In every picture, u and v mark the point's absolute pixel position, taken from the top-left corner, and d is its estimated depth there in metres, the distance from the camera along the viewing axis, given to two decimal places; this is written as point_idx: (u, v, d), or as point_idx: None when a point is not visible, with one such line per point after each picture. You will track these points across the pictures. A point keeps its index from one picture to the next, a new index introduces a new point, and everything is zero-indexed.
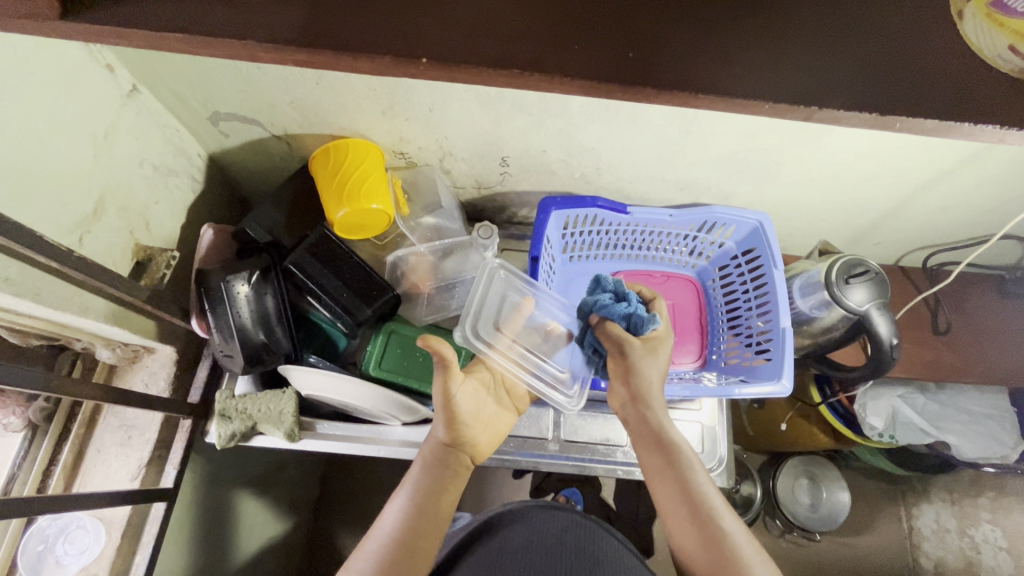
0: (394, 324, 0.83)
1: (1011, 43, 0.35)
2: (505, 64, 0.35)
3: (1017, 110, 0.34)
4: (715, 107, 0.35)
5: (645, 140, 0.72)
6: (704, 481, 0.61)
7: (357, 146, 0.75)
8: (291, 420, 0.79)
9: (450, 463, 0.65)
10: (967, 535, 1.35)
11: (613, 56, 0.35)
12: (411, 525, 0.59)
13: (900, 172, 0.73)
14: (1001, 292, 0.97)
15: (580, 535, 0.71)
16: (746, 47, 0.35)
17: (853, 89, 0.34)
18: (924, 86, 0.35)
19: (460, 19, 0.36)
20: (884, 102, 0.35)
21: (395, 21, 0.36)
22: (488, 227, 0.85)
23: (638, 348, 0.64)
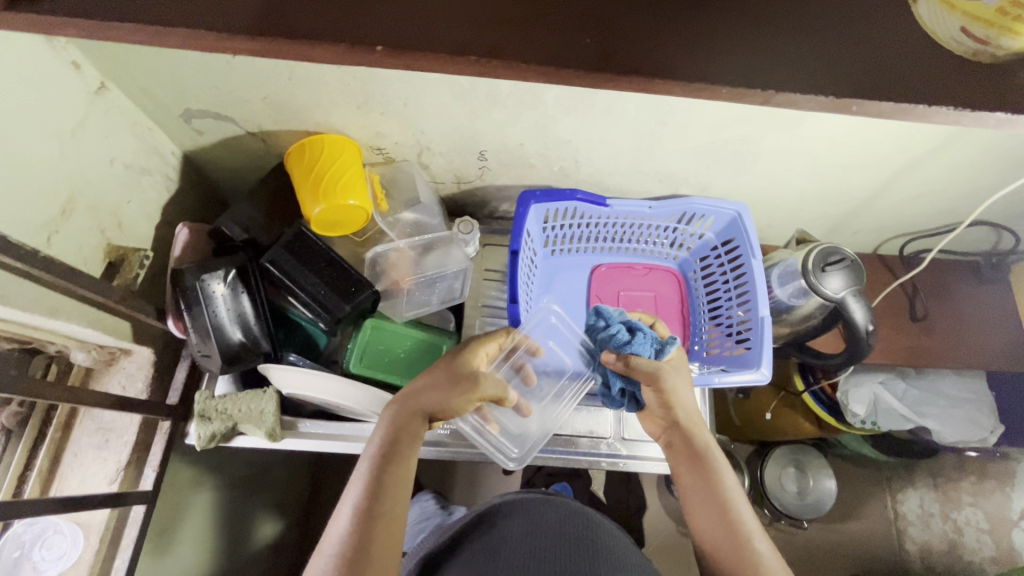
0: (376, 320, 0.80)
1: (963, 26, 0.34)
2: (464, 53, 0.35)
3: (976, 90, 0.34)
4: (673, 90, 0.35)
5: (622, 131, 0.73)
6: (738, 499, 0.65)
7: (332, 142, 0.75)
8: (272, 420, 0.80)
9: (417, 434, 0.62)
10: (951, 518, 1.38)
11: (571, 48, 0.35)
12: (383, 505, 0.56)
13: (874, 160, 0.74)
14: (977, 278, 0.99)
15: (579, 522, 0.72)
16: (701, 35, 0.36)
17: (810, 77, 0.35)
18: (886, 72, 0.35)
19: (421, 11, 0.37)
20: (841, 86, 0.35)
21: (353, 16, 0.36)
22: (469, 222, 0.88)
23: (671, 375, 0.69)
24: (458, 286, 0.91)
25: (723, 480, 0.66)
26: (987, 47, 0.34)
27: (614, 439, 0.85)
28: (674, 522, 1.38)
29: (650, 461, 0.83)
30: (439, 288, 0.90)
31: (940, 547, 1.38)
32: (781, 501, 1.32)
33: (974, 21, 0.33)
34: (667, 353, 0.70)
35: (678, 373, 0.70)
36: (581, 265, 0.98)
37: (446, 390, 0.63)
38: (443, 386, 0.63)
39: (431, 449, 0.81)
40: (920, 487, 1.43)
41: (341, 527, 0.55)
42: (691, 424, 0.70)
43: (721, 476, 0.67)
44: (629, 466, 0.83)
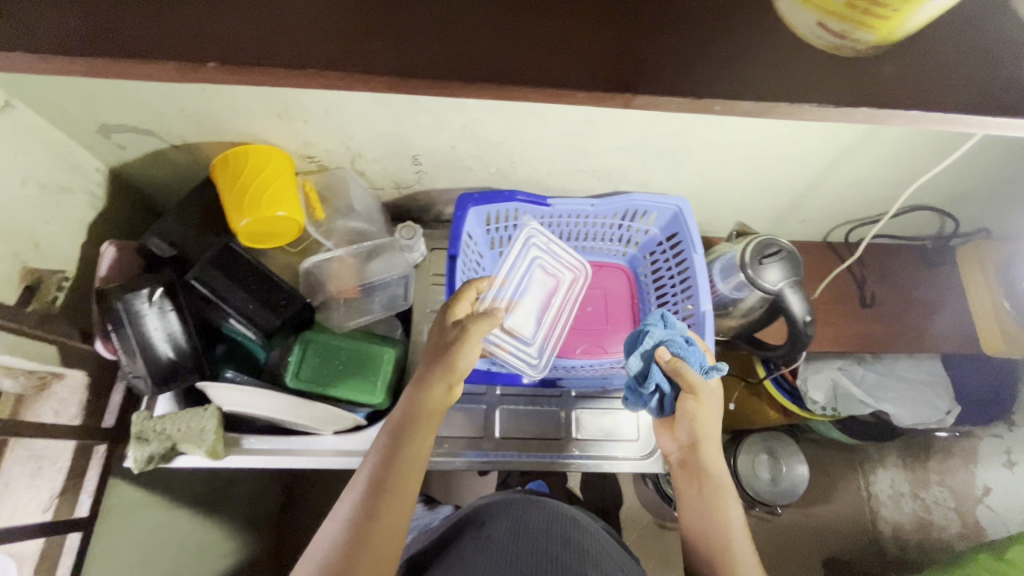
0: (312, 333, 0.79)
1: (817, 21, 0.37)
2: (357, 71, 0.39)
3: (811, 91, 0.38)
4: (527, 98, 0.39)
5: (552, 131, 0.71)
6: (735, 521, 0.70)
7: (257, 152, 0.72)
8: (213, 438, 0.78)
9: (435, 413, 0.62)
10: (920, 497, 1.40)
11: (461, 61, 0.39)
12: (396, 484, 0.56)
13: (807, 150, 0.73)
14: (926, 261, 0.99)
15: (564, 521, 0.71)
16: (566, 51, 0.40)
17: (660, 82, 0.38)
18: (743, 74, 0.39)
19: (319, 40, 0.40)
20: (692, 88, 0.38)
21: (251, 43, 0.40)
22: (411, 227, 0.87)
23: (708, 394, 0.73)
24: (400, 291, 0.90)
25: (723, 502, 0.71)
26: (840, 42, 0.37)
27: (564, 439, 0.87)
28: (650, 514, 1.38)
29: (598, 460, 0.85)
30: (383, 296, 0.89)
31: (911, 526, 1.39)
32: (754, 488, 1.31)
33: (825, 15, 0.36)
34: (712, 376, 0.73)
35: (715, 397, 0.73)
36: None
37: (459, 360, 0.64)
38: (447, 353, 0.64)
39: None
40: (891, 467, 1.43)
41: (352, 501, 0.55)
42: (705, 445, 0.74)
43: (723, 498, 0.72)
44: (579, 465, 0.85)
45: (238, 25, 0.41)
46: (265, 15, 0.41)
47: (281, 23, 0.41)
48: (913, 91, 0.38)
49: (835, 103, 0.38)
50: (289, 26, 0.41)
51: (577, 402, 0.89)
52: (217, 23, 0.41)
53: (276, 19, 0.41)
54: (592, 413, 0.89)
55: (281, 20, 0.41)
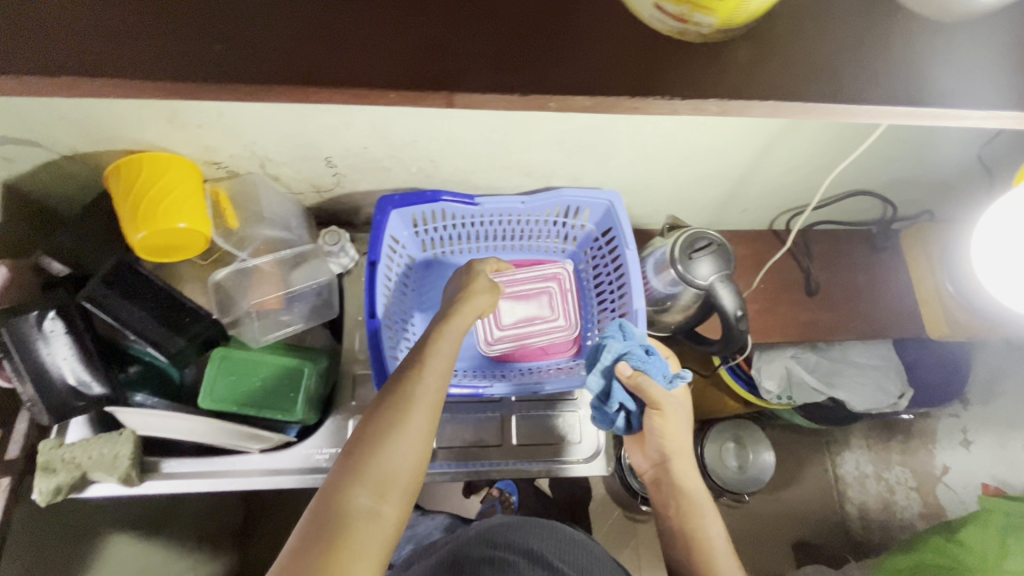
0: (227, 349, 0.75)
1: (656, 1, 0.36)
2: (205, 78, 0.38)
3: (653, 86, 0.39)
4: (396, 98, 0.39)
5: (465, 126, 0.67)
6: (710, 520, 0.76)
7: (152, 161, 0.68)
8: (127, 465, 0.73)
9: (462, 325, 0.68)
10: (883, 477, 1.37)
11: (313, 64, 0.39)
12: (420, 375, 0.61)
13: (734, 138, 0.70)
14: (871, 246, 0.97)
15: (567, 545, 0.76)
16: (416, 51, 0.39)
17: (490, 77, 0.39)
18: (592, 68, 0.40)
19: (160, 47, 0.39)
20: (541, 83, 0.39)
21: (93, 47, 0.39)
22: (336, 233, 0.82)
23: (672, 403, 0.73)
24: (324, 300, 0.85)
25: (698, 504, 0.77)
26: (683, 28, 0.38)
27: (503, 446, 0.85)
28: (618, 507, 1.36)
29: (537, 465, 0.85)
30: (306, 306, 0.84)
31: (876, 505, 1.37)
32: (721, 477, 1.30)
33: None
34: (678, 382, 0.73)
35: (679, 408, 0.75)
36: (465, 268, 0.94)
37: (472, 292, 0.74)
38: (446, 315, 0.70)
39: (311, 477, 0.79)
40: (856, 449, 1.40)
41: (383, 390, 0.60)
42: (677, 453, 0.78)
43: (697, 500, 0.77)
44: (518, 471, 0.85)
45: (75, 32, 0.39)
46: (108, 22, 0.39)
47: (125, 29, 0.39)
48: (761, 80, 0.39)
49: (681, 97, 0.39)
50: (132, 34, 0.39)
51: (516, 407, 0.87)
52: (54, 28, 0.38)
53: (119, 26, 0.39)
54: (530, 418, 0.87)
55: (126, 28, 0.39)
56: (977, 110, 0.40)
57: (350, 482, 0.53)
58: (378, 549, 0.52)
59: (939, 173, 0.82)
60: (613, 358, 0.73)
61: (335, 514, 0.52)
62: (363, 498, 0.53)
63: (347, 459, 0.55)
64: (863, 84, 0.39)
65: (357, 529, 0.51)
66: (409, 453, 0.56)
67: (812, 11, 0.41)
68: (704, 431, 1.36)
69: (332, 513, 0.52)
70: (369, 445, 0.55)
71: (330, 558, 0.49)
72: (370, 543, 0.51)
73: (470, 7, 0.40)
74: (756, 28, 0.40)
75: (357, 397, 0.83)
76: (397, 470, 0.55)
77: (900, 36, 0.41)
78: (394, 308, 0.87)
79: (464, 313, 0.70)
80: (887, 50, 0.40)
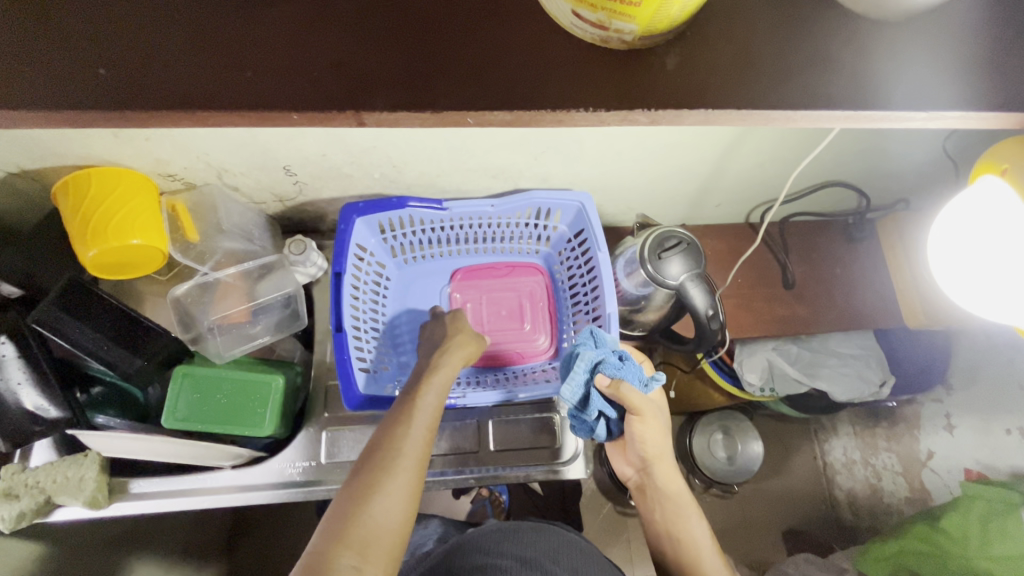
0: (187, 367, 0.73)
1: (573, 10, 0.38)
2: (153, 107, 0.40)
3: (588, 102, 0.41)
4: (294, 118, 0.41)
5: (425, 134, 0.65)
6: (692, 517, 0.77)
7: (100, 177, 0.65)
8: (93, 488, 0.71)
9: (450, 373, 0.70)
10: (870, 463, 1.33)
11: (255, 93, 0.41)
12: (406, 430, 0.61)
13: (701, 135, 0.68)
14: (847, 236, 0.96)
15: (570, 548, 0.76)
16: (355, 75, 0.41)
17: (400, 96, 0.41)
18: (520, 78, 0.41)
19: (109, 79, 0.41)
20: (464, 99, 0.41)
21: (37, 82, 0.40)
22: (301, 241, 0.80)
23: (648, 407, 0.72)
24: (290, 312, 0.83)
25: (680, 501, 0.77)
26: (605, 34, 0.39)
27: (481, 452, 0.84)
28: (608, 503, 1.35)
29: (515, 470, 0.84)
30: (273, 318, 0.83)
31: (864, 491, 1.34)
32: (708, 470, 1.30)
33: (578, 4, 0.37)
34: (654, 386, 0.72)
35: (656, 413, 0.74)
36: (437, 273, 0.93)
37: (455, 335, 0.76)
38: (434, 364, 0.70)
39: (285, 491, 0.78)
40: (844, 436, 1.39)
41: (367, 447, 0.61)
42: (658, 455, 0.77)
43: (680, 497, 0.77)
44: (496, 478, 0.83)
45: (26, 69, 0.40)
46: (54, 60, 0.40)
47: (69, 62, 0.40)
48: (687, 86, 0.42)
49: (606, 108, 0.41)
50: (75, 67, 0.40)
51: (493, 412, 0.86)
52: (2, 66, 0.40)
53: (65, 61, 0.40)
54: (508, 423, 0.86)
55: (71, 62, 0.41)
56: (921, 110, 0.41)
57: (338, 539, 0.53)
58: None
59: (914, 163, 0.81)
60: (588, 369, 0.70)
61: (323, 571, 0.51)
62: (352, 556, 0.52)
63: (332, 519, 0.55)
64: (788, 93, 0.41)
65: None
66: (398, 507, 0.56)
67: (733, 17, 0.43)
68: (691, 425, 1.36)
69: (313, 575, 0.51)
70: (354, 503, 0.55)
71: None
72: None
73: (401, 28, 0.42)
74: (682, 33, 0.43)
75: (330, 408, 0.82)
76: (385, 526, 0.55)
77: (820, 50, 0.42)
78: (364, 316, 0.85)
79: (450, 359, 0.72)
80: (814, 52, 0.42)
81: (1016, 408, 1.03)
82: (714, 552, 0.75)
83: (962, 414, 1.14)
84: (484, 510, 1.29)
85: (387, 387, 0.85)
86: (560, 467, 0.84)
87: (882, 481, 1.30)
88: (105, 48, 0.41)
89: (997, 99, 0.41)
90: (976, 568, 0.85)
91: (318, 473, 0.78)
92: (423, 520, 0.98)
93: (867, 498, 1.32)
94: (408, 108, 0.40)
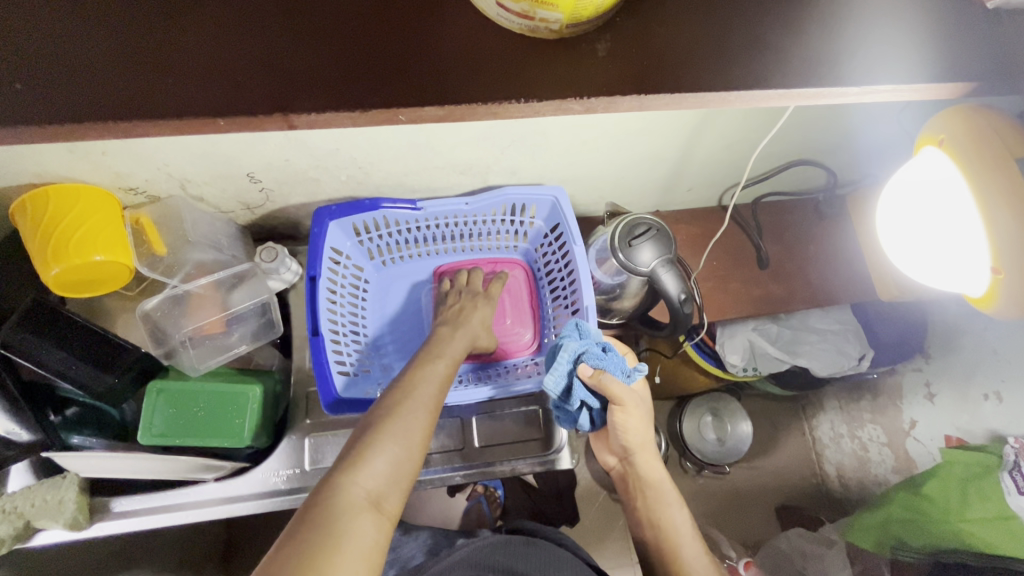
0: (162, 382, 0.72)
1: (498, 2, 0.37)
2: (92, 111, 0.39)
3: (529, 89, 0.41)
4: (223, 124, 0.40)
5: (389, 134, 0.65)
6: (674, 506, 0.77)
7: (61, 193, 0.64)
8: (73, 509, 0.70)
9: (456, 350, 0.73)
10: (857, 436, 1.34)
11: (196, 98, 0.40)
12: (423, 383, 0.64)
13: (663, 121, 0.69)
14: (818, 213, 0.97)
15: (560, 563, 0.76)
16: (298, 76, 0.41)
17: (338, 92, 0.40)
18: (463, 69, 0.42)
19: (42, 87, 0.40)
20: (394, 94, 0.41)
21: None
22: (273, 248, 0.79)
23: (631, 396, 0.72)
24: (265, 321, 0.82)
25: (665, 493, 0.78)
26: (531, 25, 0.39)
27: (468, 449, 0.84)
28: (603, 491, 1.36)
29: (503, 464, 0.84)
30: (249, 326, 0.82)
31: (851, 464, 1.35)
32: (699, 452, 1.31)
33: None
34: (633, 379, 0.73)
35: (640, 403, 0.74)
36: (417, 272, 0.93)
37: (472, 318, 0.80)
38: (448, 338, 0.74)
39: (274, 504, 0.77)
40: (830, 410, 1.41)
41: (379, 401, 0.61)
42: (641, 445, 0.78)
43: (663, 488, 0.78)
44: (484, 474, 0.84)
45: None
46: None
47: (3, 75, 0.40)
48: (623, 71, 0.42)
49: (545, 98, 0.41)
50: (5, 77, 0.39)
51: (477, 409, 0.86)
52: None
53: (1, 75, 0.40)
54: (493, 418, 0.86)
55: (2, 73, 0.40)
56: (852, 85, 0.41)
57: (348, 476, 0.52)
58: (373, 544, 0.50)
59: (873, 137, 0.82)
60: (571, 359, 0.70)
61: (332, 509, 0.50)
62: (361, 495, 0.51)
63: (345, 455, 0.55)
64: (726, 77, 0.41)
65: (354, 524, 0.49)
66: (409, 453, 0.56)
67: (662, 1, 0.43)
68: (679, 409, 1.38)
69: (327, 505, 0.50)
70: (372, 438, 0.55)
71: (324, 547, 0.47)
72: (368, 537, 0.49)
73: (343, 26, 0.42)
74: (627, 16, 0.43)
75: (312, 414, 0.82)
76: (394, 470, 0.54)
77: (762, 32, 0.43)
78: (343, 318, 0.85)
79: (457, 337, 0.75)
80: (757, 33, 0.43)
81: (991, 373, 1.04)
82: (696, 542, 0.75)
83: (940, 383, 1.16)
84: (480, 506, 1.30)
85: (369, 389, 0.85)
86: (548, 459, 0.85)
87: (869, 452, 1.31)
88: (32, 60, 0.40)
89: (929, 68, 0.42)
90: (958, 532, 0.85)
91: (305, 481, 0.78)
92: (411, 530, 0.99)
93: (855, 471, 1.34)
94: (336, 109, 0.40)
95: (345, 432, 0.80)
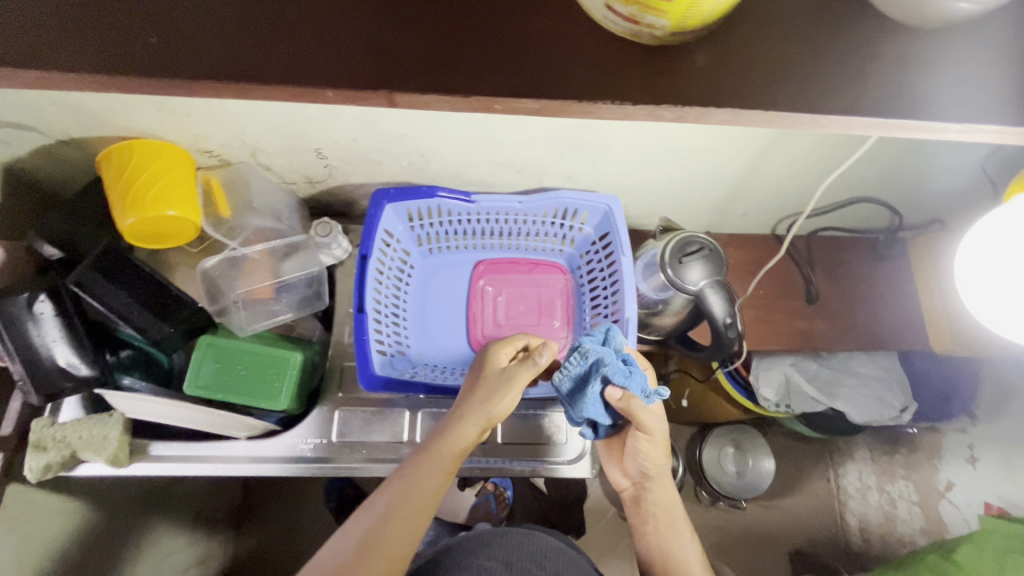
0: (212, 337, 0.76)
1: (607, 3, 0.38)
2: (196, 71, 0.42)
3: (610, 97, 0.42)
4: (329, 96, 0.42)
5: (456, 126, 0.66)
6: (685, 535, 0.79)
7: (145, 148, 0.68)
8: (115, 446, 0.74)
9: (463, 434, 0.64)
10: (885, 490, 1.30)
11: (291, 68, 0.42)
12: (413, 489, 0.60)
13: (730, 140, 0.68)
14: (875, 254, 0.94)
15: (556, 557, 0.76)
16: (390, 59, 0.42)
17: (426, 79, 0.42)
18: (546, 69, 0.42)
19: (156, 46, 0.42)
20: (481, 87, 0.42)
21: (91, 47, 0.42)
22: (327, 224, 0.81)
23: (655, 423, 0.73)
24: (310, 292, 0.86)
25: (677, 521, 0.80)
26: (637, 29, 0.40)
27: (489, 445, 0.85)
28: (612, 507, 1.35)
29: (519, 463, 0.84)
30: (295, 296, 0.86)
31: (876, 518, 1.30)
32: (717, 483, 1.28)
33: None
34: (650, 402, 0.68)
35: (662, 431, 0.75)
36: (462, 264, 0.94)
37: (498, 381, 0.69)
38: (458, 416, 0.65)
39: (294, 467, 0.79)
40: (858, 460, 1.33)
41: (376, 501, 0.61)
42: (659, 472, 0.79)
43: (676, 515, 0.80)
44: (502, 470, 0.84)
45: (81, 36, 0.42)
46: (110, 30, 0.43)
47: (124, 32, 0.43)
48: (713, 87, 0.42)
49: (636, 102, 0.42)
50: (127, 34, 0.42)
51: None
52: (59, 34, 0.42)
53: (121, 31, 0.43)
54: (520, 418, 0.86)
55: (123, 30, 0.43)
56: (955, 121, 0.40)
57: None
58: None
59: (946, 183, 0.79)
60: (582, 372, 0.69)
61: None
62: None
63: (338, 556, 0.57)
64: (816, 103, 0.41)
65: None
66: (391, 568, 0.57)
67: (751, 22, 0.43)
68: (701, 436, 1.35)
69: None
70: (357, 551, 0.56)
71: None
72: None
73: (437, 16, 0.43)
74: (718, 31, 0.43)
75: (344, 388, 0.84)
76: None
77: (855, 62, 0.42)
78: (385, 298, 0.86)
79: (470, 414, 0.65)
80: (848, 62, 0.42)
81: None
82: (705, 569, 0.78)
83: (984, 446, 1.14)
84: (487, 504, 1.25)
85: (403, 371, 0.86)
86: (566, 465, 0.84)
87: (898, 509, 1.27)
88: (150, 20, 0.43)
89: None
90: None
91: (331, 451, 0.80)
92: None
93: (879, 526, 1.29)
94: (441, 91, 0.41)
95: (373, 409, 0.82)
